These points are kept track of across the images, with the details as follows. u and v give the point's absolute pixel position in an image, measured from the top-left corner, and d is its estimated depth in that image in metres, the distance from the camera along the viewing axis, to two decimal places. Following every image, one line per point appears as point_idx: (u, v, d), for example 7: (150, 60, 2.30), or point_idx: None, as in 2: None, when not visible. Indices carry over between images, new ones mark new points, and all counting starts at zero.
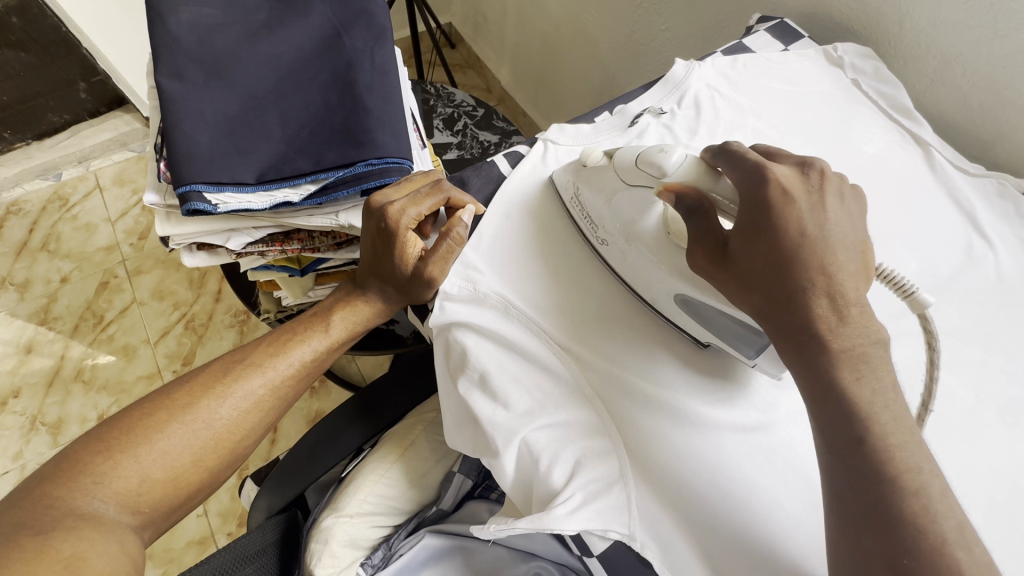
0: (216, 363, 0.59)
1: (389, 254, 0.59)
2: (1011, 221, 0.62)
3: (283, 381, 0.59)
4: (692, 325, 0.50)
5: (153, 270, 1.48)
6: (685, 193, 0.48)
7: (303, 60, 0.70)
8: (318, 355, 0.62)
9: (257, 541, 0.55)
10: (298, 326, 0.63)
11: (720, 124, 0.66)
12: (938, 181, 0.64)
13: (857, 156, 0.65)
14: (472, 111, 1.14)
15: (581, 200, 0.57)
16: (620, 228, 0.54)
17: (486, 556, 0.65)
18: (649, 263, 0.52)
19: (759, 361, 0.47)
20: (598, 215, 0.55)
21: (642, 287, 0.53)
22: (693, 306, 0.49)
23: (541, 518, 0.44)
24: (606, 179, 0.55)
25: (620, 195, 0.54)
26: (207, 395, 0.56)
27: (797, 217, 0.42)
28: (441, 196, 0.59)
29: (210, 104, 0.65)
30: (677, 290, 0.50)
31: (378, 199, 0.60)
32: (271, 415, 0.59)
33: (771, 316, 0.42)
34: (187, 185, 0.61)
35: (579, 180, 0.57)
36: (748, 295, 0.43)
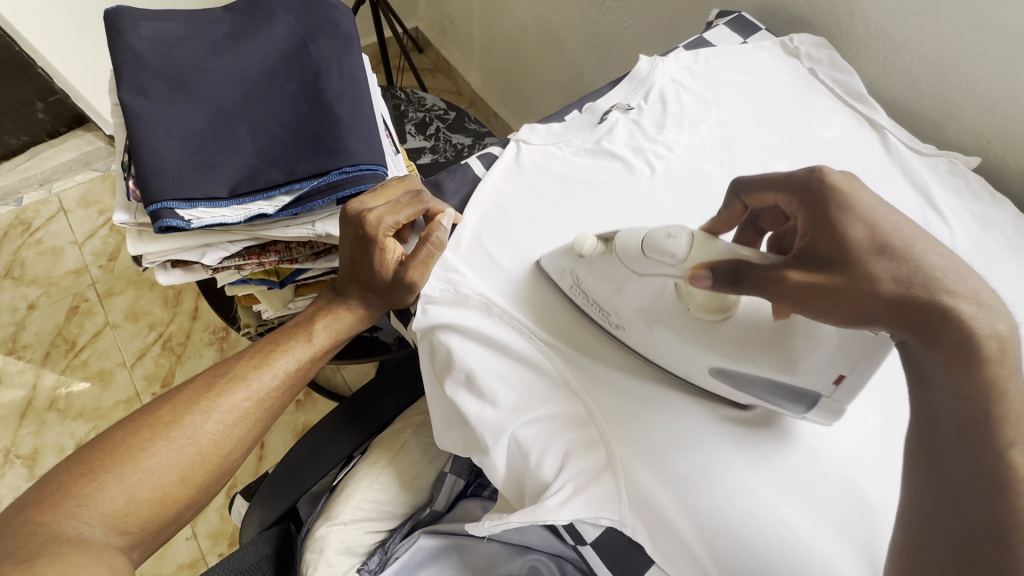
0: (201, 378, 0.59)
1: (369, 261, 0.60)
2: (963, 197, 0.65)
3: (268, 392, 0.59)
4: (730, 390, 0.48)
5: (126, 291, 1.44)
6: (720, 266, 0.43)
7: (270, 70, 0.69)
8: (302, 365, 0.61)
9: (251, 556, 0.55)
10: (283, 338, 0.62)
11: (686, 116, 0.68)
12: (894, 162, 0.67)
13: (818, 142, 0.67)
14: (444, 115, 1.15)
15: (583, 287, 0.52)
16: (638, 314, 0.49)
17: (482, 553, 0.64)
18: (681, 342, 0.47)
19: (812, 412, 0.45)
20: (609, 302, 0.50)
21: (673, 366, 0.49)
22: (735, 378, 0.46)
23: (535, 510, 0.45)
24: (611, 269, 0.49)
25: (630, 283, 0.48)
26: (190, 410, 0.55)
27: (873, 199, 0.40)
28: (421, 207, 0.60)
29: (177, 120, 0.64)
30: (713, 365, 0.46)
31: (355, 206, 0.61)
32: (257, 427, 0.58)
33: (906, 313, 0.37)
34: (159, 202, 0.61)
35: (577, 266, 0.52)
36: (857, 308, 0.38)
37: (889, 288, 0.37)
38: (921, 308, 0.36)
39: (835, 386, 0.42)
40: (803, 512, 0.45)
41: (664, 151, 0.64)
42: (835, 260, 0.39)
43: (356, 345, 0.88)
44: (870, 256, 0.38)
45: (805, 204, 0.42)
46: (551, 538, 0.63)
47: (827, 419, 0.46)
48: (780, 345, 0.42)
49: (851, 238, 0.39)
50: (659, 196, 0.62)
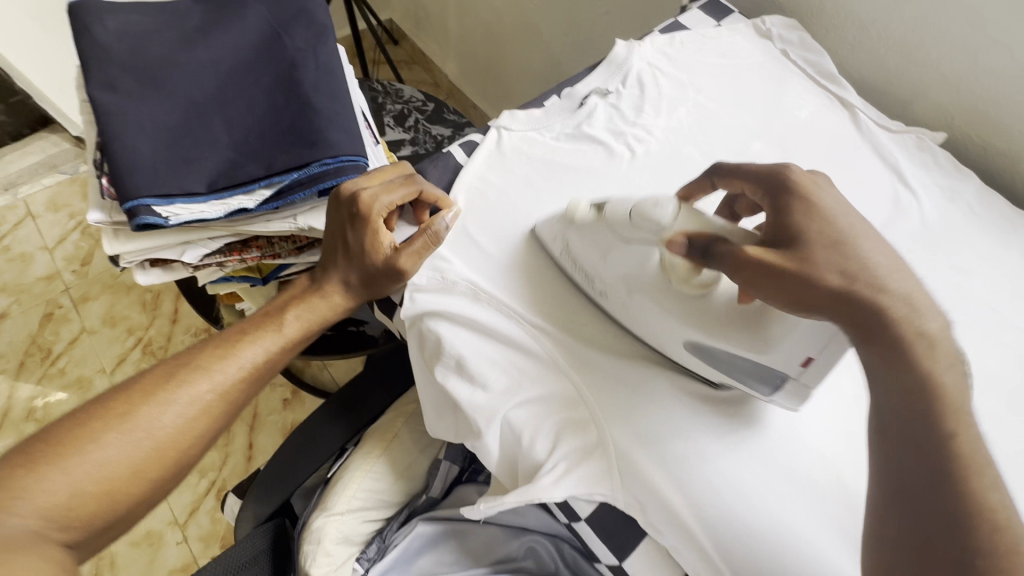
0: (166, 364, 0.58)
1: (360, 241, 0.59)
2: (930, 171, 0.67)
3: (231, 384, 0.58)
4: (702, 365, 0.49)
5: (101, 296, 1.41)
6: (697, 236, 0.45)
7: (242, 62, 0.68)
8: (270, 356, 0.61)
9: (247, 550, 0.57)
10: (255, 325, 0.62)
11: (663, 99, 0.68)
12: (864, 140, 0.69)
13: (791, 121, 0.69)
14: (422, 106, 1.14)
15: (571, 252, 0.55)
16: (619, 280, 0.51)
17: (478, 537, 0.65)
18: (656, 311, 0.49)
19: (777, 397, 0.47)
20: (594, 268, 0.53)
21: (648, 336, 0.52)
22: (706, 353, 0.48)
23: (530, 489, 0.46)
24: (599, 235, 0.52)
25: (617, 252, 0.51)
26: (145, 400, 0.54)
27: (833, 201, 0.44)
28: (415, 188, 0.60)
29: (150, 115, 0.63)
30: (687, 336, 0.48)
31: (350, 188, 0.60)
32: (216, 422, 0.57)
33: (850, 302, 0.39)
34: (135, 200, 0.59)
35: (566, 233, 0.54)
36: (806, 295, 0.40)
37: (834, 279, 0.40)
38: (863, 300, 0.39)
39: (803, 368, 0.42)
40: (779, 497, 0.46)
41: (643, 135, 0.65)
42: (794, 247, 0.42)
43: (342, 339, 0.88)
44: (817, 246, 0.42)
45: (771, 194, 0.46)
46: (548, 520, 0.64)
47: (794, 403, 0.47)
48: (755, 326, 0.43)
49: (808, 229, 0.43)
50: (639, 178, 0.63)
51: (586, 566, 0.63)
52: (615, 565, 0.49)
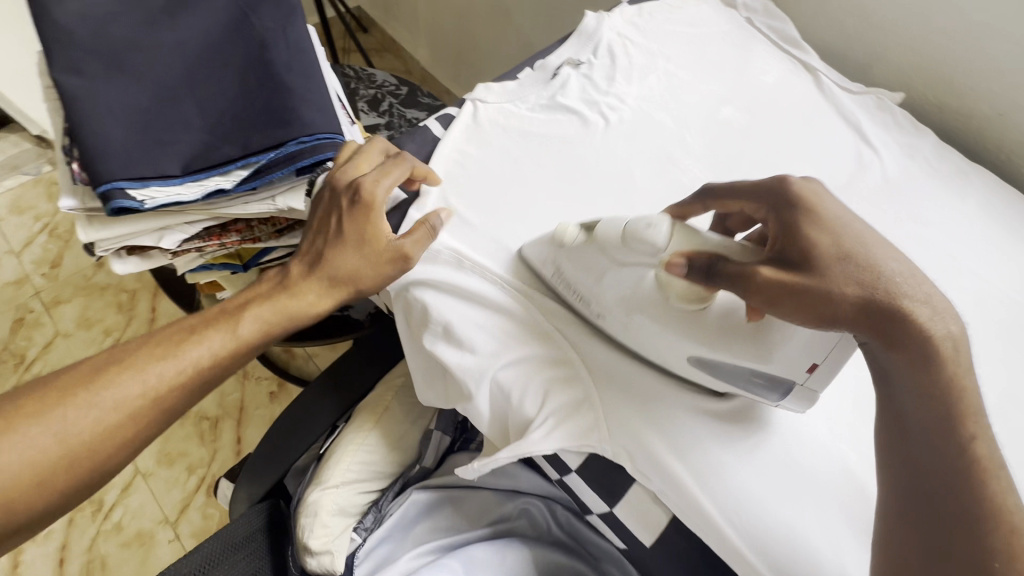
0: (97, 356, 0.50)
1: (359, 228, 0.54)
2: (890, 129, 0.70)
3: (165, 389, 0.49)
4: (710, 378, 0.48)
5: (74, 298, 1.37)
6: (699, 258, 0.42)
7: (211, 43, 0.67)
8: (214, 356, 0.52)
9: (243, 528, 0.57)
10: (215, 320, 0.54)
11: (634, 68, 0.70)
12: (828, 102, 0.71)
13: (758, 86, 0.71)
14: (396, 90, 1.14)
15: (563, 274, 0.52)
16: (618, 303, 0.49)
17: (473, 502, 0.67)
18: (659, 332, 0.47)
19: (785, 401, 0.47)
20: (590, 293, 0.51)
21: (653, 355, 0.50)
22: (710, 366, 0.46)
23: (521, 444, 0.47)
24: (591, 259, 0.49)
25: (611, 273, 0.49)
26: (54, 395, 0.46)
27: (839, 209, 0.42)
28: (407, 165, 0.56)
29: (119, 98, 0.62)
30: (689, 351, 0.46)
31: (344, 175, 0.56)
32: (142, 430, 0.49)
33: (872, 319, 0.38)
34: (108, 183, 0.59)
35: (558, 256, 0.52)
36: (831, 311, 0.39)
37: (848, 296, 0.38)
38: (884, 309, 0.38)
39: (809, 373, 0.42)
40: (785, 503, 0.46)
41: (616, 103, 0.67)
42: (806, 266, 0.40)
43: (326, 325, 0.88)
44: (834, 261, 0.39)
45: (772, 210, 0.43)
46: (540, 481, 0.66)
47: (801, 405, 0.47)
48: (759, 337, 0.43)
49: (818, 243, 0.40)
50: (614, 144, 0.64)
51: (582, 528, 0.65)
52: (606, 512, 0.51)
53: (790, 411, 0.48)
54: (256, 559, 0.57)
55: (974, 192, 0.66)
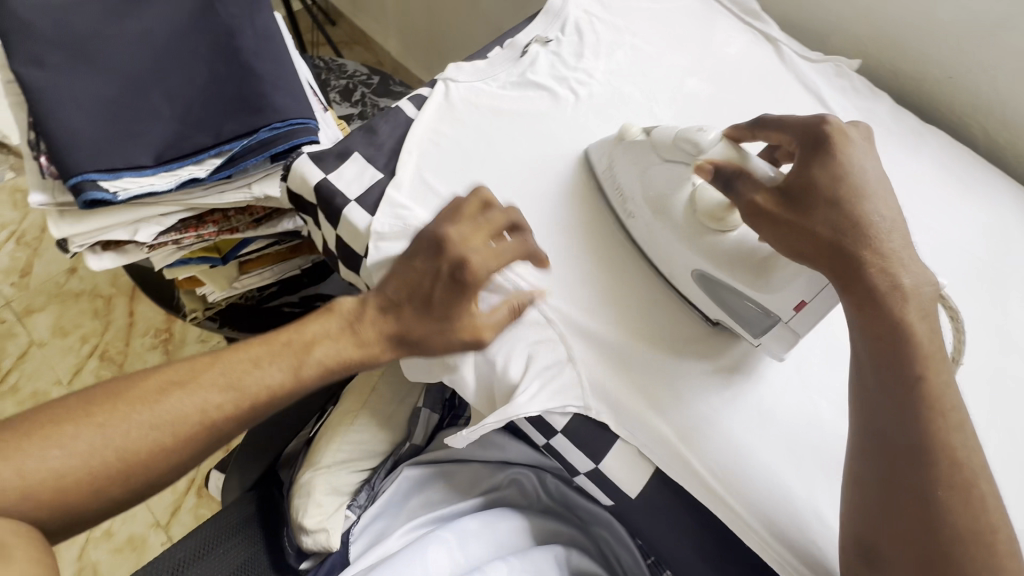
0: (171, 366, 0.49)
1: (455, 306, 0.50)
2: (849, 94, 0.73)
3: (223, 418, 0.47)
4: (706, 301, 0.52)
5: (48, 307, 1.35)
6: (725, 166, 0.49)
7: (177, 31, 0.66)
8: (273, 389, 0.49)
9: (237, 515, 0.58)
10: (286, 353, 0.50)
11: (602, 44, 0.71)
12: (789, 70, 0.74)
13: (722, 57, 0.73)
14: (367, 80, 1.14)
15: (614, 174, 0.59)
16: (646, 202, 0.56)
17: (464, 474, 0.68)
18: (671, 239, 0.54)
19: (765, 340, 0.51)
20: (630, 185, 0.58)
21: (662, 263, 0.55)
22: (712, 286, 0.51)
23: (508, 408, 0.48)
24: (643, 154, 0.57)
25: (655, 169, 0.56)
26: (119, 397, 0.46)
27: (863, 158, 0.46)
28: (524, 247, 0.53)
29: (84, 90, 0.62)
30: (695, 265, 0.52)
31: (450, 242, 0.51)
32: (189, 453, 0.47)
33: (832, 251, 0.44)
34: (79, 175, 0.58)
35: (614, 153, 0.59)
36: (797, 241, 0.45)
37: (823, 232, 0.44)
38: (846, 250, 0.43)
39: (795, 312, 0.47)
40: (768, 455, 0.48)
41: (585, 78, 0.68)
42: (802, 197, 0.45)
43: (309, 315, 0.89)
44: (824, 202, 0.44)
45: (805, 145, 0.48)
46: (530, 450, 0.67)
47: (779, 350, 0.50)
48: (758, 267, 0.49)
49: (822, 181, 0.45)
50: (585, 118, 0.66)
51: (570, 493, 0.66)
52: (592, 470, 0.52)
53: (771, 356, 0.52)
54: (252, 544, 0.57)
55: (930, 152, 0.69)
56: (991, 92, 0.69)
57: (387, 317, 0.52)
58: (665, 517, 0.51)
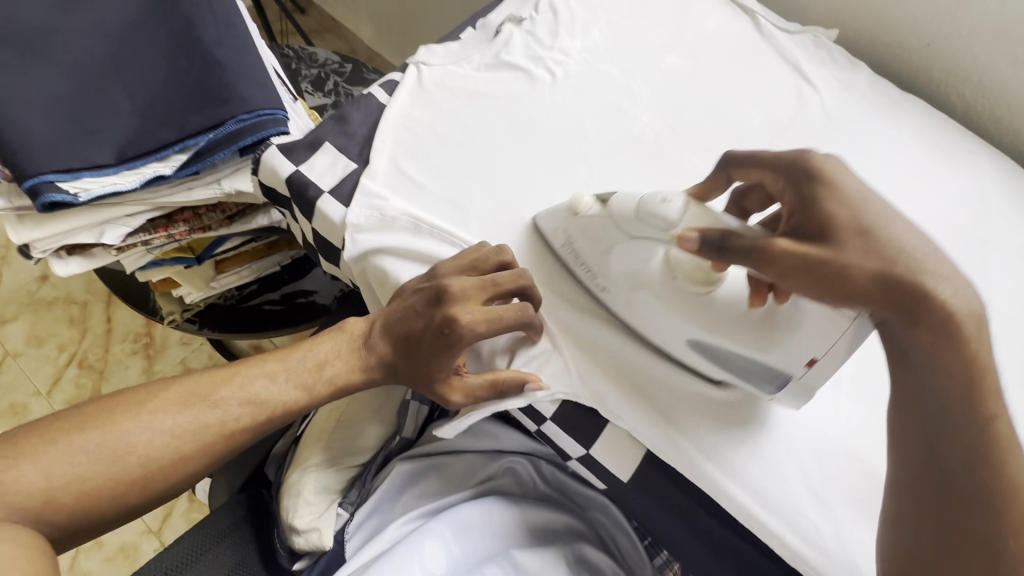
0: (194, 376, 0.51)
1: (436, 357, 0.49)
2: (827, 65, 0.72)
3: (237, 429, 0.50)
4: (702, 363, 0.50)
5: (21, 316, 1.31)
6: (711, 234, 0.43)
7: (131, 21, 0.63)
8: (287, 405, 0.51)
9: (226, 518, 0.57)
10: (301, 371, 0.52)
11: (576, 21, 0.69)
12: (768, 43, 0.73)
13: (699, 32, 0.72)
14: (339, 67, 1.10)
15: (574, 247, 0.53)
16: (624, 277, 0.50)
17: (457, 466, 0.66)
18: (664, 310, 0.49)
19: (781, 395, 0.49)
20: (597, 264, 0.52)
21: (650, 333, 0.51)
22: (709, 351, 0.48)
23: (495, 402, 0.49)
24: (605, 231, 0.50)
25: (625, 247, 0.49)
26: (145, 406, 0.48)
27: (859, 182, 0.43)
28: (521, 314, 0.49)
29: (36, 86, 0.58)
30: (689, 333, 0.48)
31: (444, 294, 0.49)
32: (207, 462, 0.49)
33: (891, 290, 0.40)
34: (36, 177, 0.56)
35: (572, 230, 0.52)
36: (844, 287, 0.40)
37: (863, 279, 0.40)
38: (902, 285, 0.39)
39: (807, 369, 0.45)
40: (803, 477, 0.48)
41: (561, 57, 0.66)
42: (826, 238, 0.41)
43: (290, 312, 0.87)
44: (850, 235, 0.41)
45: (792, 186, 0.45)
46: (523, 438, 0.67)
47: (797, 399, 0.49)
48: (769, 325, 0.45)
49: (839, 215, 0.42)
50: (563, 98, 0.64)
51: (566, 479, 0.65)
52: (583, 455, 0.52)
53: (785, 407, 0.50)
54: (242, 548, 0.56)
55: (909, 121, 0.69)
56: (968, 57, 0.68)
57: (394, 353, 0.52)
58: (658, 498, 0.50)
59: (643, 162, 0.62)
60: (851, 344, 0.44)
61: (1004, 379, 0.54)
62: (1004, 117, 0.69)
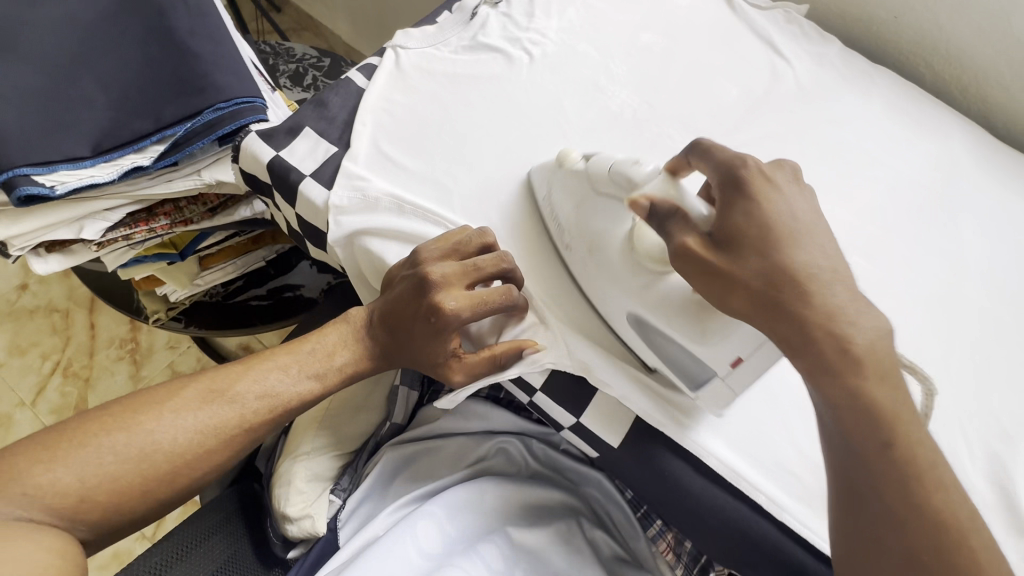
0: (209, 374, 0.51)
1: (430, 344, 0.50)
2: (799, 40, 0.73)
3: (255, 420, 0.50)
4: (640, 343, 0.49)
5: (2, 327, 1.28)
6: (661, 203, 0.43)
7: (103, 13, 0.63)
8: (301, 397, 0.51)
9: (216, 512, 0.57)
10: (311, 362, 0.52)
11: (552, 3, 0.70)
12: (740, 20, 0.74)
13: (673, 10, 0.73)
14: (317, 61, 1.10)
15: (552, 204, 0.55)
16: (586, 236, 0.51)
17: (449, 449, 0.65)
18: (612, 276, 0.49)
19: (702, 396, 0.47)
20: (567, 221, 0.53)
21: (600, 304, 0.52)
22: (645, 331, 0.47)
23: (497, 373, 0.51)
24: (579, 185, 0.52)
25: (594, 205, 0.51)
26: (166, 404, 0.48)
27: (781, 204, 0.40)
28: (506, 293, 0.50)
29: (7, 81, 0.58)
30: (627, 307, 0.48)
31: (428, 285, 0.48)
32: (226, 456, 0.49)
33: (775, 311, 0.38)
34: (10, 170, 0.55)
35: (554, 182, 0.54)
36: (730, 294, 0.39)
37: (743, 285, 0.39)
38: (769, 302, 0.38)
39: (732, 368, 0.42)
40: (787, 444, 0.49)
41: (538, 37, 0.67)
42: (727, 246, 0.40)
43: (279, 306, 0.86)
44: (748, 246, 0.39)
45: (724, 184, 0.42)
46: (513, 417, 0.67)
47: (716, 405, 0.47)
48: (699, 314, 0.43)
49: (745, 228, 0.40)
50: (541, 78, 0.65)
51: (559, 457, 0.65)
52: (573, 424, 0.53)
53: (710, 411, 0.48)
54: (234, 539, 0.56)
55: (879, 90, 0.70)
56: (934, 28, 0.70)
57: (388, 338, 0.53)
58: (651, 464, 0.51)
59: (621, 137, 0.62)
60: (777, 350, 0.40)
61: (978, 335, 0.56)
62: (970, 86, 0.71)
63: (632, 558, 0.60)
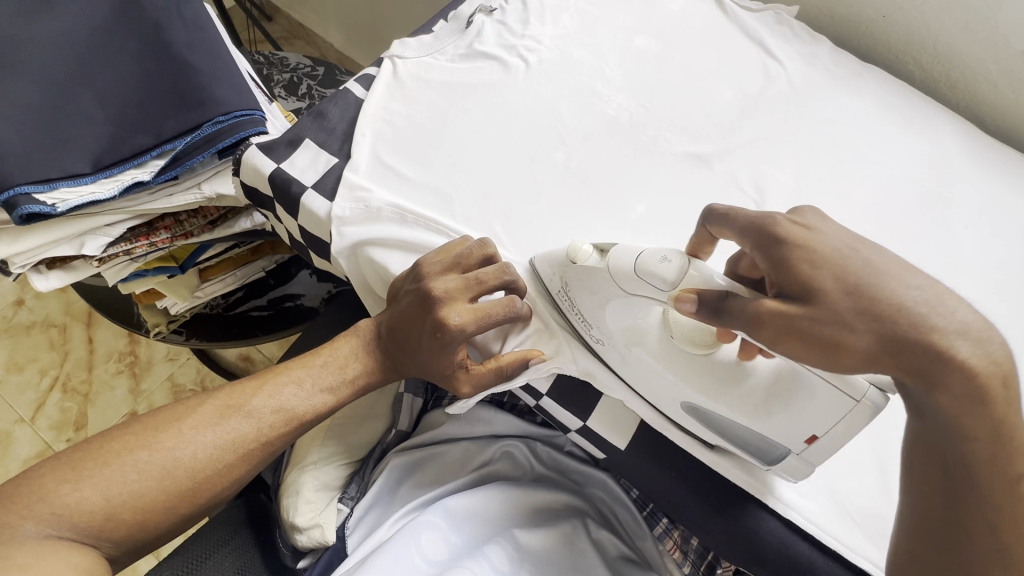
0: (226, 390, 0.51)
1: (435, 357, 0.50)
2: (790, 41, 0.74)
3: (270, 434, 0.50)
4: (703, 428, 0.48)
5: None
6: (708, 294, 0.41)
7: (99, 29, 0.63)
8: (316, 409, 0.52)
9: (225, 524, 0.57)
10: (325, 375, 0.53)
11: (546, 9, 0.71)
12: (732, 23, 0.75)
13: (666, 14, 0.74)
14: (311, 70, 1.10)
15: (571, 296, 0.50)
16: (622, 332, 0.48)
17: (452, 456, 0.66)
18: (661, 370, 0.47)
19: (776, 468, 0.47)
20: (594, 316, 0.49)
21: (648, 393, 0.49)
22: (706, 414, 0.46)
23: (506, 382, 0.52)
24: (601, 283, 0.47)
25: (620, 302, 0.47)
26: (185, 421, 0.49)
27: (832, 242, 0.38)
28: (508, 306, 0.49)
29: (6, 99, 0.58)
30: (690, 399, 0.46)
31: (431, 299, 0.49)
32: (242, 471, 0.50)
33: (901, 360, 0.35)
34: (11, 188, 0.55)
35: (568, 275, 0.49)
36: (842, 356, 0.36)
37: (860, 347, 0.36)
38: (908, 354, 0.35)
39: (807, 445, 0.42)
40: None
41: (534, 43, 0.68)
42: (811, 301, 0.37)
43: (280, 316, 0.86)
44: (837, 293, 0.36)
45: (759, 248, 0.41)
46: (518, 421, 0.68)
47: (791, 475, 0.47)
48: (762, 399, 0.43)
49: (817, 283, 0.37)
50: (537, 84, 0.65)
51: (564, 458, 0.66)
52: (580, 426, 0.54)
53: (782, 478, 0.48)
54: (245, 551, 0.56)
55: (871, 89, 0.71)
56: (921, 27, 0.71)
57: (393, 348, 0.53)
58: (659, 464, 0.51)
59: (619, 141, 0.63)
60: (854, 427, 0.40)
61: None
62: (960, 83, 0.72)
63: (640, 558, 0.61)
